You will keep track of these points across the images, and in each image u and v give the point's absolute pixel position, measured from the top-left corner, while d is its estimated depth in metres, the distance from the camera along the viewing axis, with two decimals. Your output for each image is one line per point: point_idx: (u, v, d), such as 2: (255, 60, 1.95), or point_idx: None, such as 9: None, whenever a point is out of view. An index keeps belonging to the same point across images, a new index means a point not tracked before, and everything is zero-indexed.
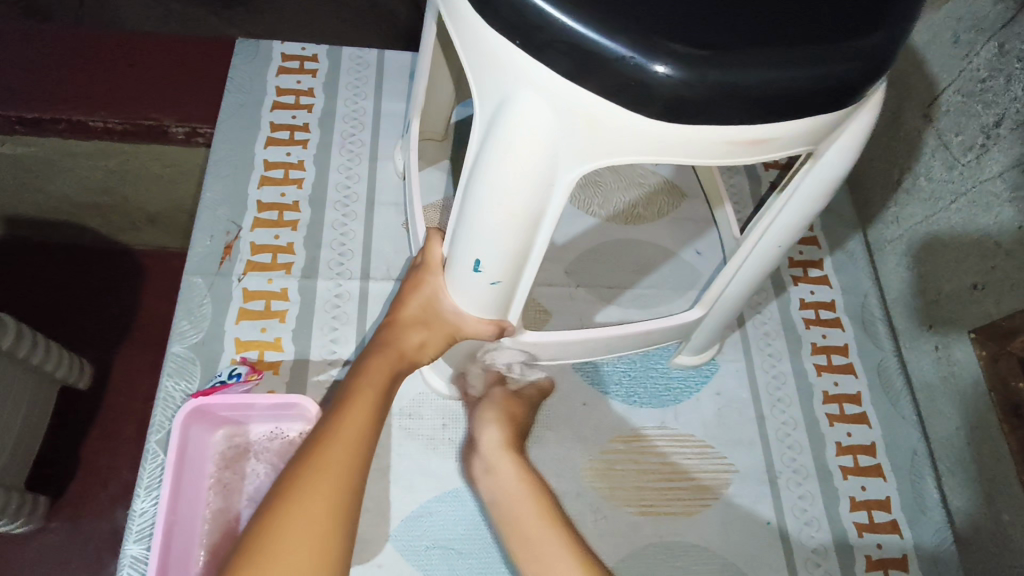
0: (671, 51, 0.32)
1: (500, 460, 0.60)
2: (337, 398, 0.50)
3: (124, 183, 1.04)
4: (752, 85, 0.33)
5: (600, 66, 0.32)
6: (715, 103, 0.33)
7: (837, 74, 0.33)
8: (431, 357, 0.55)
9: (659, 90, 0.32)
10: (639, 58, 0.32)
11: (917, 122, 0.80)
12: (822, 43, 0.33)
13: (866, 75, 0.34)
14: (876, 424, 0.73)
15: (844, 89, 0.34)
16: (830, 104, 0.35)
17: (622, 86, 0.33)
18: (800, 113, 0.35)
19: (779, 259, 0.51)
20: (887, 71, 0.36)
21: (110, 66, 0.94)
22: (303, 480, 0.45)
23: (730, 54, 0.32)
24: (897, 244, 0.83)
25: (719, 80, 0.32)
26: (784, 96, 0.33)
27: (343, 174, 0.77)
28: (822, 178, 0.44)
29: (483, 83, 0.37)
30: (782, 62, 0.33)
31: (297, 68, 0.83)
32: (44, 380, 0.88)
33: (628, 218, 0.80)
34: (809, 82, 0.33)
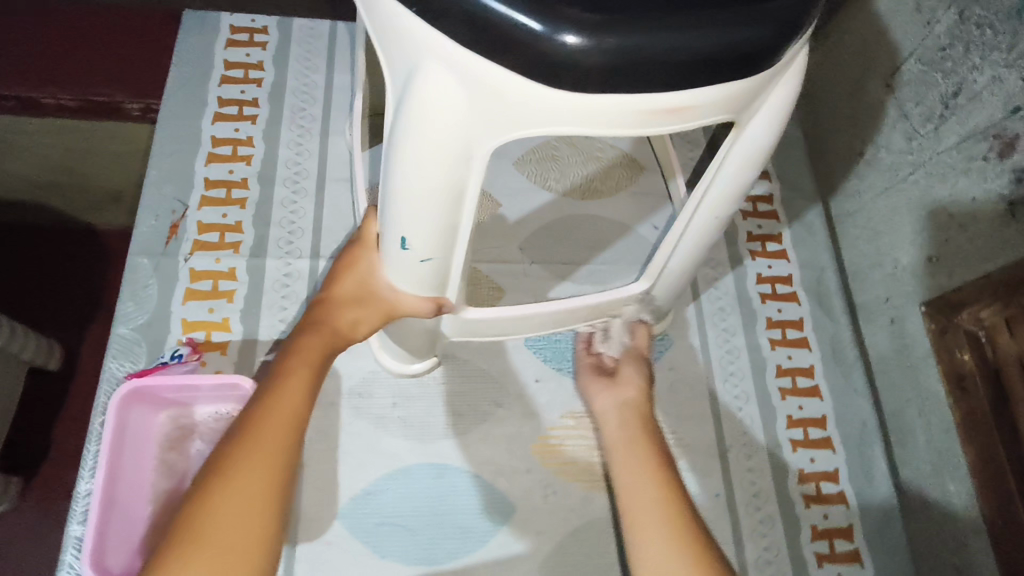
0: (567, 18, 0.30)
1: (629, 392, 0.60)
2: (270, 375, 0.50)
3: (83, 159, 1.02)
4: (656, 52, 0.31)
5: (493, 32, 0.31)
6: (619, 73, 0.32)
7: (744, 40, 0.32)
8: (365, 335, 0.54)
9: (555, 56, 0.31)
10: (530, 22, 0.30)
11: (879, 92, 0.79)
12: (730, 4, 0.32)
13: (779, 38, 0.33)
14: (828, 397, 0.73)
15: (757, 54, 0.33)
16: (742, 70, 0.34)
17: (517, 53, 0.31)
18: (711, 80, 0.34)
19: (717, 231, 0.51)
20: (802, 34, 0.34)
21: (56, 37, 0.90)
22: (238, 456, 0.45)
23: (631, 20, 0.31)
24: (858, 216, 0.82)
25: (620, 49, 0.31)
26: (693, 62, 0.32)
27: (293, 151, 0.76)
28: (748, 151, 0.43)
29: (390, 53, 0.36)
30: (688, 26, 0.31)
31: (246, 40, 0.81)
32: (10, 362, 0.87)
33: (585, 193, 0.79)
34: (718, 48, 0.32)
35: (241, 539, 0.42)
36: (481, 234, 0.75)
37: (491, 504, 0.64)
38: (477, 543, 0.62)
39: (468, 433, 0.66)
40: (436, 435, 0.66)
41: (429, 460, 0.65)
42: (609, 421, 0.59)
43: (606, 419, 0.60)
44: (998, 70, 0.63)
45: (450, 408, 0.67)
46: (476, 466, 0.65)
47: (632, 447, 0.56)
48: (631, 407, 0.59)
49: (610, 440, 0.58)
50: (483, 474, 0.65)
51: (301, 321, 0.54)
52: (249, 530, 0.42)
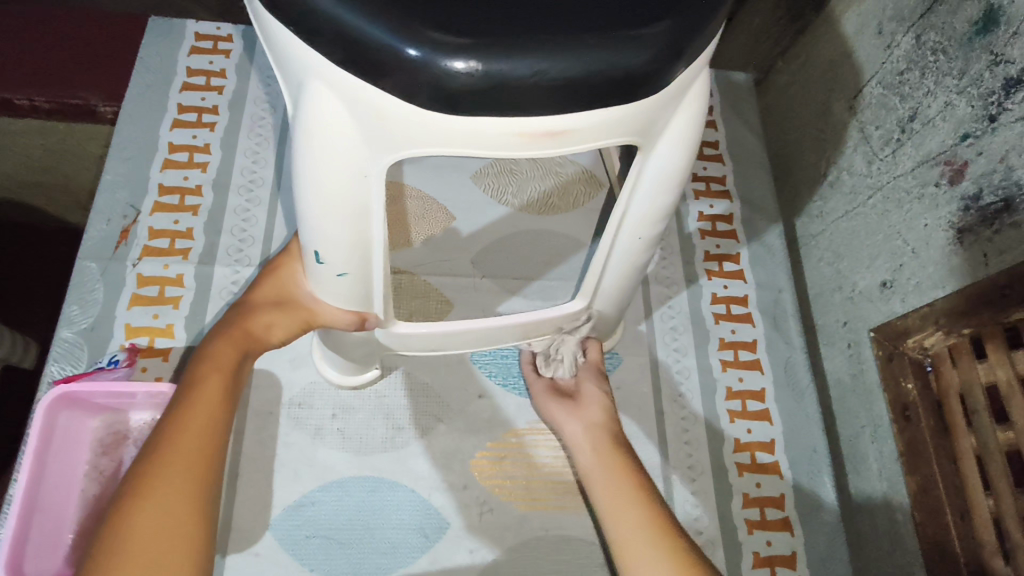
0: (431, 40, 0.30)
1: (594, 413, 0.62)
2: (183, 384, 0.49)
3: (61, 160, 1.02)
4: (524, 76, 0.31)
5: (363, 54, 0.31)
6: (489, 95, 0.32)
7: (618, 66, 0.32)
8: (279, 339, 0.54)
9: (423, 79, 0.31)
10: (396, 45, 0.30)
11: (843, 114, 0.78)
12: (602, 28, 0.32)
13: (656, 62, 0.33)
14: (777, 420, 0.72)
15: (634, 79, 0.33)
16: (620, 96, 0.34)
17: (389, 74, 0.31)
18: (590, 105, 0.34)
19: (643, 251, 0.51)
20: (684, 61, 0.34)
21: (33, 38, 0.90)
22: (154, 470, 0.44)
23: (497, 43, 0.31)
24: (820, 238, 0.81)
25: (487, 71, 0.31)
26: (566, 86, 0.32)
27: (249, 159, 0.76)
28: (659, 172, 0.42)
29: (284, 69, 0.36)
30: (557, 50, 0.31)
31: (210, 48, 0.82)
32: None
33: (541, 208, 0.79)
34: (590, 73, 0.32)
35: (167, 551, 0.41)
36: (431, 247, 0.75)
37: (425, 520, 0.63)
38: (408, 559, 0.61)
39: (407, 447, 0.66)
40: (374, 448, 0.65)
41: (365, 473, 0.64)
42: (581, 447, 0.60)
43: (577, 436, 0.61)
44: (950, 96, 0.63)
45: (390, 421, 0.67)
46: (414, 481, 0.65)
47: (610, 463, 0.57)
48: (600, 428, 0.61)
49: (586, 462, 0.59)
50: (419, 489, 0.64)
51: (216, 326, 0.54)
52: (175, 537, 0.42)
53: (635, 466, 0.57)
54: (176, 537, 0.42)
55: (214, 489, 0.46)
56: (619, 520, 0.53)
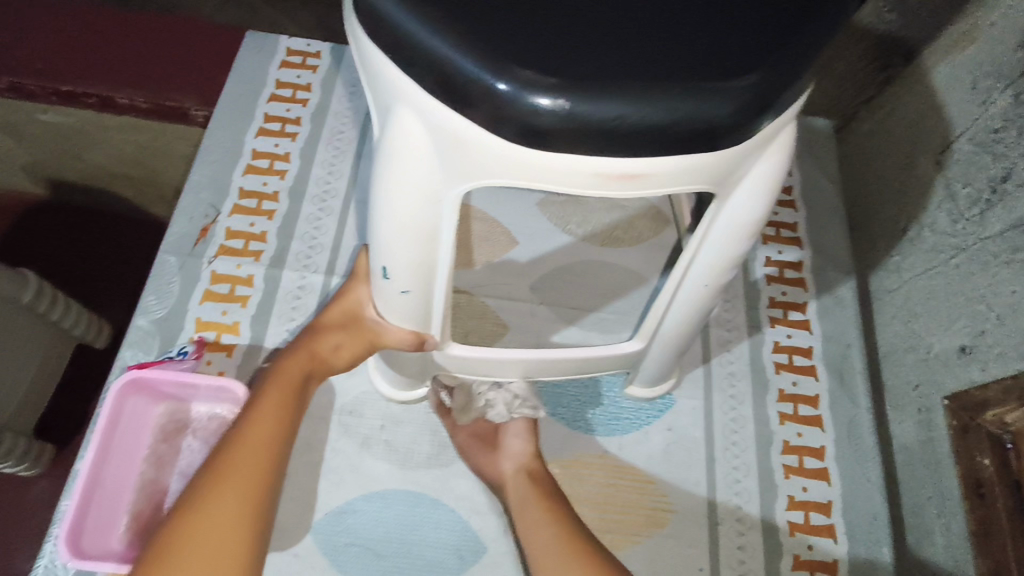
0: (520, 77, 0.31)
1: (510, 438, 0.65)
2: (252, 396, 0.51)
3: (151, 157, 1.07)
4: (608, 120, 0.31)
5: (455, 85, 0.32)
6: (571, 135, 0.32)
7: (705, 115, 0.32)
8: (345, 362, 0.56)
9: (509, 113, 0.31)
10: (487, 79, 0.31)
11: (927, 168, 0.75)
12: (692, 76, 0.32)
13: (742, 114, 0.33)
14: (836, 481, 0.69)
15: (718, 128, 0.33)
16: (702, 143, 0.33)
17: (476, 105, 0.32)
18: (670, 151, 0.33)
19: (708, 297, 0.49)
20: (772, 112, 0.34)
21: (141, 44, 0.97)
22: (214, 473, 0.45)
23: (585, 84, 0.31)
24: (896, 294, 0.77)
25: (573, 111, 0.31)
26: (649, 131, 0.32)
27: (325, 170, 0.79)
28: (735, 220, 0.41)
29: (375, 92, 0.37)
30: (644, 95, 0.31)
31: (299, 62, 0.86)
32: (60, 334, 0.94)
33: (604, 240, 0.78)
34: (675, 121, 0.32)
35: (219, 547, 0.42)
36: (491, 269, 0.75)
37: (461, 541, 0.62)
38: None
39: (451, 466, 0.66)
40: (419, 463, 0.66)
41: (407, 487, 0.65)
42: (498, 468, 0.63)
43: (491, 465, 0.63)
44: None
45: (436, 438, 0.67)
46: (455, 501, 0.64)
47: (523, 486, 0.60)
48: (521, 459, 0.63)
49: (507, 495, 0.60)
50: (459, 510, 0.64)
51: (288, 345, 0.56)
52: (233, 530, 0.43)
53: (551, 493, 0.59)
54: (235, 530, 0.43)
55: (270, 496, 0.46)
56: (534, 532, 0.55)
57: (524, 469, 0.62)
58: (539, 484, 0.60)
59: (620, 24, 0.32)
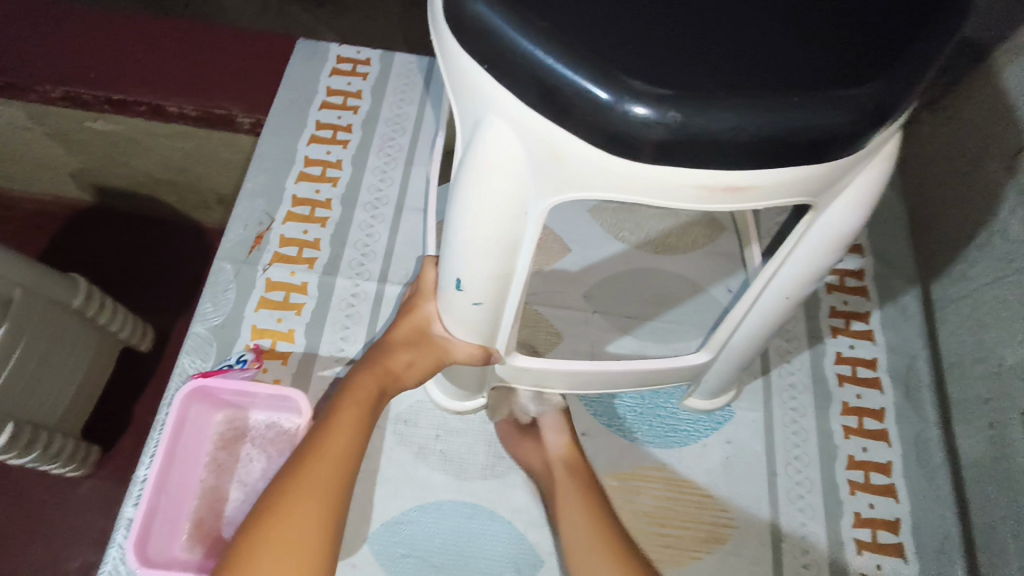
0: (631, 88, 0.30)
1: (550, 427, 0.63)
2: (325, 411, 0.52)
3: (196, 164, 1.09)
4: (721, 131, 0.30)
5: (557, 96, 0.31)
6: (679, 147, 0.31)
7: (819, 126, 0.31)
8: (415, 380, 0.56)
9: (616, 125, 0.30)
10: (595, 92, 0.30)
11: (998, 173, 0.71)
12: (809, 86, 0.30)
13: (858, 125, 0.31)
14: (904, 498, 0.67)
15: (831, 139, 0.31)
16: (812, 155, 0.32)
17: (580, 118, 0.31)
18: (778, 162, 0.32)
19: (786, 309, 0.48)
20: (886, 122, 0.32)
21: (191, 53, 0.98)
22: (287, 487, 0.46)
23: (697, 95, 0.29)
24: (962, 304, 0.75)
25: (683, 125, 0.30)
26: (760, 143, 0.31)
27: (376, 177, 0.79)
28: (828, 230, 0.40)
29: (464, 103, 0.36)
30: (759, 105, 0.30)
31: (349, 70, 0.86)
32: (105, 338, 0.95)
33: (658, 247, 0.77)
34: (788, 133, 0.30)
35: (290, 563, 0.43)
36: (544, 278, 0.74)
37: (518, 554, 0.61)
38: None
39: (507, 477, 0.65)
40: (474, 474, 0.65)
41: (463, 498, 0.64)
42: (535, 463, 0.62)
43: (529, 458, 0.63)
44: None
45: (491, 449, 0.66)
46: (513, 513, 0.63)
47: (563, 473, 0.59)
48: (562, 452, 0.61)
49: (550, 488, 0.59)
50: (516, 522, 0.63)
51: (360, 360, 0.56)
52: (303, 546, 0.44)
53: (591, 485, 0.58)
54: (305, 546, 0.44)
55: (340, 515, 0.47)
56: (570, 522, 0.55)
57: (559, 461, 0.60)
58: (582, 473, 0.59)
59: (728, 33, 0.31)
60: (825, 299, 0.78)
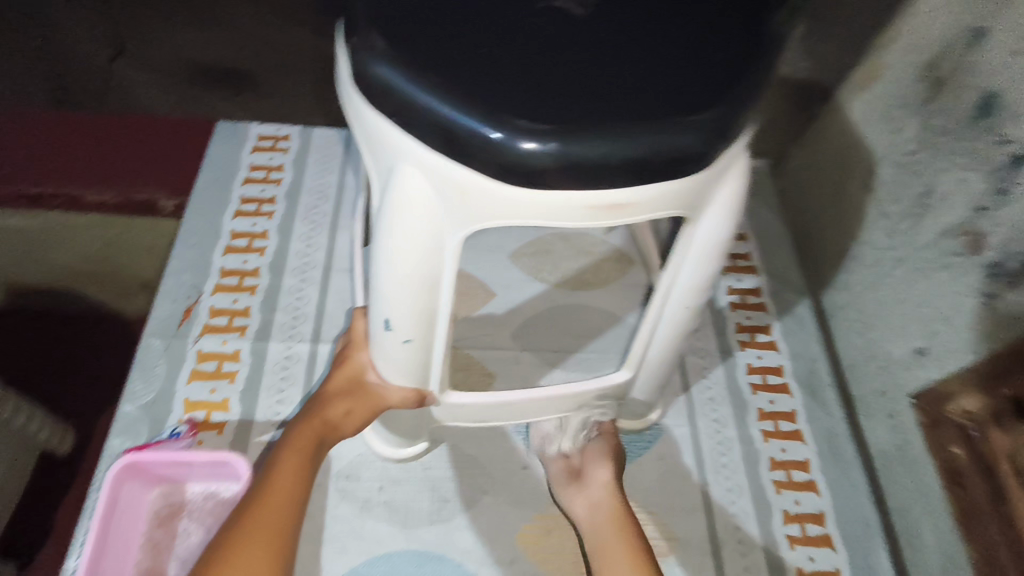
0: (514, 125, 0.35)
1: (596, 463, 0.64)
2: (265, 465, 0.53)
3: (118, 252, 1.08)
4: (593, 156, 0.35)
5: (453, 138, 0.36)
6: (561, 173, 0.36)
7: (674, 146, 0.36)
8: (354, 428, 0.57)
9: (505, 157, 0.35)
10: (485, 131, 0.35)
11: (858, 192, 0.82)
12: (661, 114, 0.36)
13: (707, 143, 0.37)
14: (825, 492, 0.72)
15: (686, 158, 0.37)
16: (673, 171, 0.38)
17: (475, 155, 0.36)
18: (645, 180, 0.38)
19: (687, 319, 0.53)
20: (729, 140, 0.38)
21: (108, 144, 0.99)
22: (231, 541, 0.46)
23: (570, 127, 0.35)
24: (848, 309, 0.83)
25: (562, 152, 0.35)
26: (628, 164, 0.36)
27: (303, 244, 0.82)
28: (705, 242, 0.46)
29: (375, 153, 0.41)
30: (622, 133, 0.35)
31: (270, 146, 0.90)
32: (24, 443, 0.89)
33: (576, 284, 0.82)
34: (650, 154, 0.36)
35: None
36: (473, 324, 0.78)
37: None
38: None
39: (454, 520, 0.66)
40: (422, 520, 0.66)
41: (412, 546, 0.64)
42: (579, 502, 0.63)
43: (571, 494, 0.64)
44: (963, 172, 0.67)
45: (436, 493, 0.67)
46: (463, 554, 0.64)
47: (605, 521, 0.60)
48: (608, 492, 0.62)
49: (588, 528, 0.61)
50: (467, 564, 0.64)
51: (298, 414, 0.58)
52: None
53: (634, 533, 0.58)
54: None
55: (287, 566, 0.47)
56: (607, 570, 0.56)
57: (607, 496, 0.62)
58: (625, 517, 0.60)
59: (593, 74, 0.37)
60: (732, 318, 0.85)
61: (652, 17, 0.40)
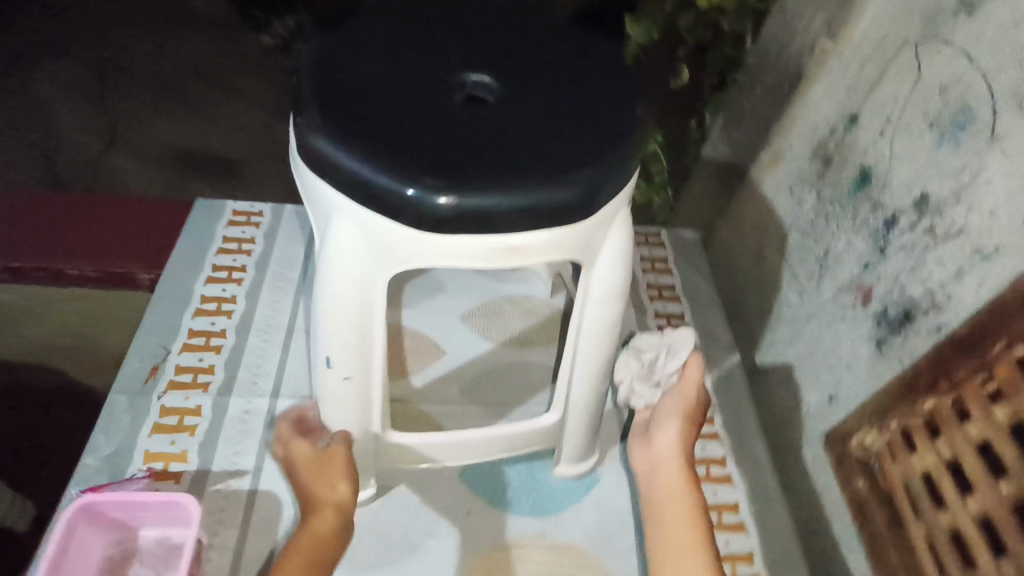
0: (421, 182, 0.43)
1: (668, 421, 0.70)
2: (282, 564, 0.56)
3: (94, 326, 1.13)
4: (486, 206, 0.44)
5: (373, 193, 0.44)
6: (462, 220, 0.44)
7: (554, 199, 0.45)
8: (348, 493, 0.60)
9: (415, 207, 0.43)
10: (397, 187, 0.43)
11: (775, 258, 0.92)
12: (543, 174, 0.45)
13: (583, 197, 0.46)
14: (752, 532, 0.77)
15: (567, 209, 0.46)
16: (557, 220, 0.46)
17: (391, 206, 0.44)
18: (535, 227, 0.46)
19: (601, 358, 0.60)
20: (604, 196, 0.47)
21: (93, 222, 1.07)
22: None
23: (466, 184, 0.43)
24: (774, 363, 0.91)
25: (460, 203, 0.43)
26: (517, 214, 0.44)
27: (269, 307, 0.88)
28: (601, 286, 0.54)
29: (316, 209, 0.49)
30: (510, 188, 0.44)
31: (244, 220, 0.98)
32: None
33: (522, 342, 0.89)
34: (535, 204, 0.44)
35: None
36: (425, 380, 0.84)
37: None
38: None
39: (398, 564, 0.69)
40: (367, 565, 0.68)
41: None
42: (656, 455, 0.68)
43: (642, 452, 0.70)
44: (851, 236, 0.77)
45: (382, 539, 0.70)
46: None
47: (669, 481, 0.65)
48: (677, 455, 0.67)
49: (653, 482, 0.66)
50: None
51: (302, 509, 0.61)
52: None
53: (696, 496, 0.63)
54: None
55: None
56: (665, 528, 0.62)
57: (679, 458, 0.67)
58: (689, 481, 0.65)
59: (488, 144, 0.46)
60: None
61: (545, 101, 0.50)
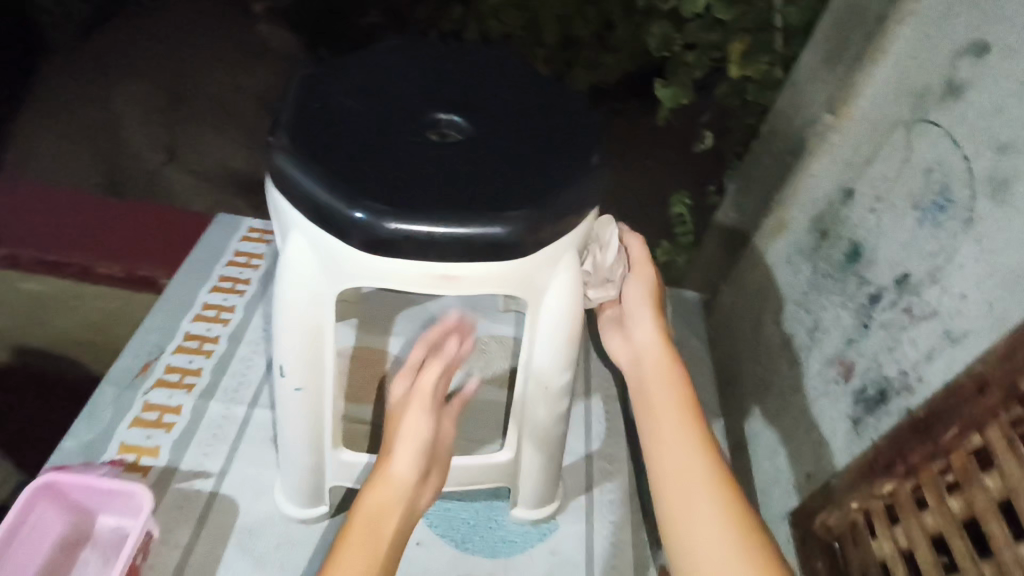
0: (367, 207, 0.46)
1: (641, 314, 0.67)
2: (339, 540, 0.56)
3: (114, 324, 1.19)
4: (426, 235, 0.46)
5: (325, 213, 0.47)
6: (403, 247, 0.46)
7: (493, 235, 0.47)
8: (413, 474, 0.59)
9: (359, 230, 0.46)
10: (345, 209, 0.46)
11: (770, 326, 0.91)
12: (485, 212, 0.47)
13: (523, 236, 0.48)
14: None
15: (506, 245, 0.47)
16: (496, 255, 0.48)
17: (339, 226, 0.47)
18: (475, 260, 0.48)
19: (551, 399, 0.60)
20: (547, 236, 0.49)
21: (126, 226, 1.15)
22: None
23: (409, 213, 0.46)
24: (760, 434, 0.88)
25: (402, 230, 0.46)
26: (457, 245, 0.47)
27: (264, 320, 0.92)
28: (549, 326, 0.54)
29: (280, 225, 0.52)
30: (451, 221, 0.46)
31: (257, 237, 1.04)
32: None
33: (502, 382, 0.90)
34: (474, 238, 0.47)
35: None
36: None
37: None
38: None
39: None
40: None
41: None
42: (637, 354, 0.65)
43: (624, 350, 0.67)
44: (839, 309, 0.75)
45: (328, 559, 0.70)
46: None
47: (660, 372, 0.62)
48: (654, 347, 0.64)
49: (641, 375, 0.63)
50: None
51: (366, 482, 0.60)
52: None
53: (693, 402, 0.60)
54: None
55: None
56: (666, 432, 0.58)
57: (658, 348, 0.64)
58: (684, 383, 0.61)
59: (440, 181, 0.49)
60: None
61: (506, 145, 0.53)
